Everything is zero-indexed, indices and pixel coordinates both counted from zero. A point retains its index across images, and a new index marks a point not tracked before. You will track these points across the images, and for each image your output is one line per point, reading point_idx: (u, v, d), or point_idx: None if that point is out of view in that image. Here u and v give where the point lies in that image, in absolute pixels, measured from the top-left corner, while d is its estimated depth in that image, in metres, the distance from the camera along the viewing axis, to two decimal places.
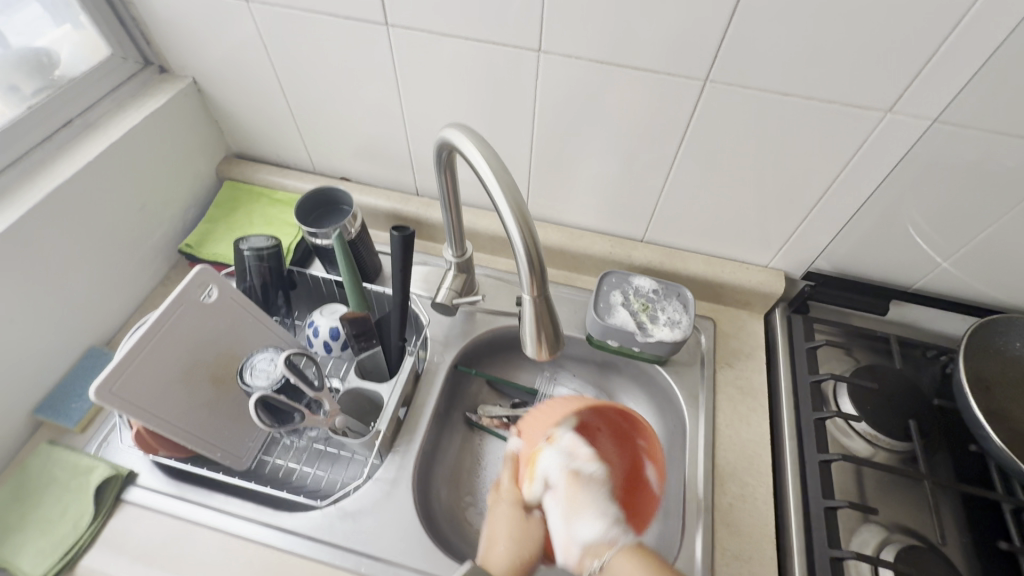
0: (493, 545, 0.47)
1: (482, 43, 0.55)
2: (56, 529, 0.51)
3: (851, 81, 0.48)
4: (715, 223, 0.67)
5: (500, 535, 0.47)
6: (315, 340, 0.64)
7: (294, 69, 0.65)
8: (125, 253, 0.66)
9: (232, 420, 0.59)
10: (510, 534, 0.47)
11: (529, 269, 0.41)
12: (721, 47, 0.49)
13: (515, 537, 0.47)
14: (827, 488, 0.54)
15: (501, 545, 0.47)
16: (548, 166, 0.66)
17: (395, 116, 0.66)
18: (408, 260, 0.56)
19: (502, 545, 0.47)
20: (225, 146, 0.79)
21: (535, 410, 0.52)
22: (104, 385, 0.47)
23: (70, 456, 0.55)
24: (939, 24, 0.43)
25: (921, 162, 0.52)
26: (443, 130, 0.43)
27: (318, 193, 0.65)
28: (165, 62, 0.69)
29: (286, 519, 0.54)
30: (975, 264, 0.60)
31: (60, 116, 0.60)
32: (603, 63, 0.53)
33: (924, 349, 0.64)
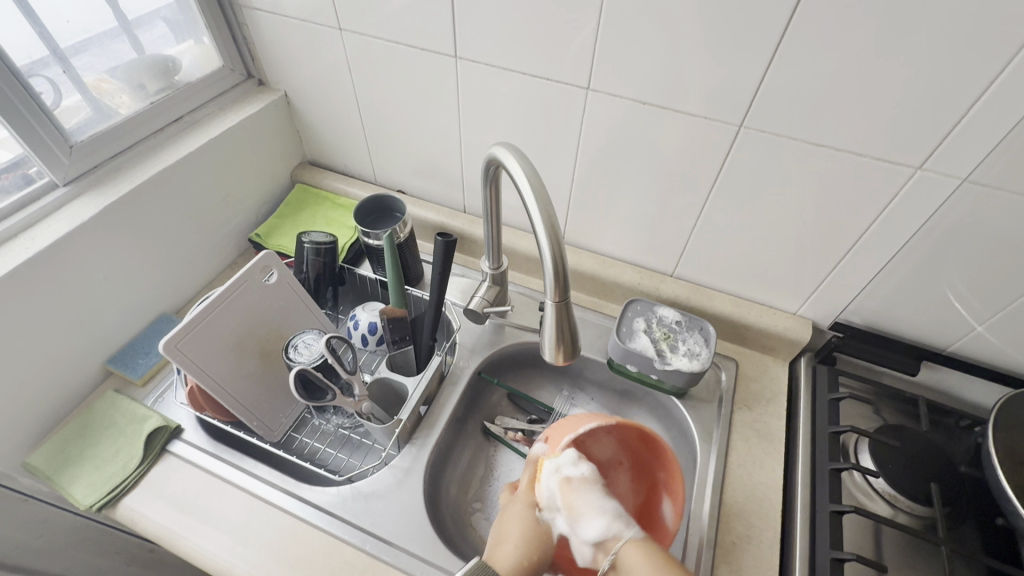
0: (504, 544, 0.47)
1: (538, 78, 0.61)
2: (109, 467, 0.57)
3: (882, 135, 0.50)
4: (745, 265, 0.69)
5: (511, 535, 0.48)
6: (355, 332, 0.70)
7: (371, 90, 0.73)
8: (204, 235, 0.75)
9: (271, 393, 0.65)
10: (522, 535, 0.48)
11: (554, 276, 0.44)
12: (755, 97, 0.53)
13: (526, 538, 0.47)
14: (836, 539, 0.53)
15: (512, 544, 0.47)
16: (588, 195, 0.71)
17: (453, 139, 0.73)
18: (448, 265, 0.61)
19: (513, 545, 0.47)
20: (302, 153, 0.89)
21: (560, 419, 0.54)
22: (172, 340, 0.54)
23: (130, 405, 0.62)
24: (967, 88, 0.45)
25: (954, 219, 0.53)
26: (492, 148, 0.49)
27: (375, 199, 0.72)
28: (264, 76, 0.80)
29: (305, 490, 0.58)
30: (1017, 335, 0.59)
31: (174, 113, 0.71)
32: (645, 104, 0.58)
33: (957, 418, 0.63)
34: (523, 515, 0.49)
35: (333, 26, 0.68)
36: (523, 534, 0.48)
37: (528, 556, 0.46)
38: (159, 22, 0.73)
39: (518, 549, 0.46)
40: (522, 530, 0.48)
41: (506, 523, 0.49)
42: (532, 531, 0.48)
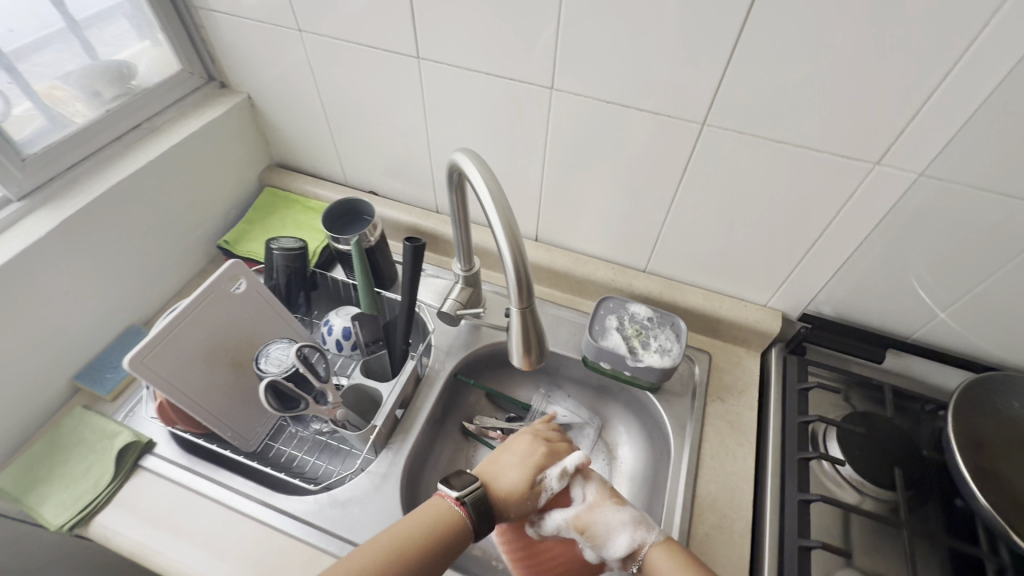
0: (493, 483, 0.51)
1: (503, 78, 0.61)
2: (80, 484, 0.56)
3: (842, 130, 0.51)
4: (715, 259, 0.69)
5: (499, 476, 0.52)
6: (329, 337, 0.69)
7: (335, 91, 0.72)
8: (170, 244, 0.73)
9: (244, 404, 0.64)
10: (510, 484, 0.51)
11: (517, 282, 0.44)
12: (717, 94, 0.53)
13: (516, 486, 0.51)
14: (804, 528, 0.54)
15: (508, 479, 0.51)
16: (558, 193, 0.70)
17: (421, 139, 0.72)
18: (417, 269, 0.61)
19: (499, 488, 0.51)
20: (269, 156, 0.87)
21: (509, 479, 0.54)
22: (138, 356, 0.53)
23: (99, 421, 0.61)
24: (921, 84, 0.45)
25: (913, 211, 0.54)
26: (453, 154, 0.48)
27: (343, 203, 0.71)
28: (226, 79, 0.78)
29: (281, 500, 0.58)
30: (977, 321, 0.60)
31: (131, 120, 0.69)
32: (609, 102, 0.58)
33: (923, 403, 0.64)
34: (520, 467, 0.52)
35: (292, 28, 0.66)
36: (516, 480, 0.51)
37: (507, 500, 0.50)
38: (121, 19, 0.71)
39: (507, 486, 0.51)
40: (515, 480, 0.51)
41: (505, 460, 0.53)
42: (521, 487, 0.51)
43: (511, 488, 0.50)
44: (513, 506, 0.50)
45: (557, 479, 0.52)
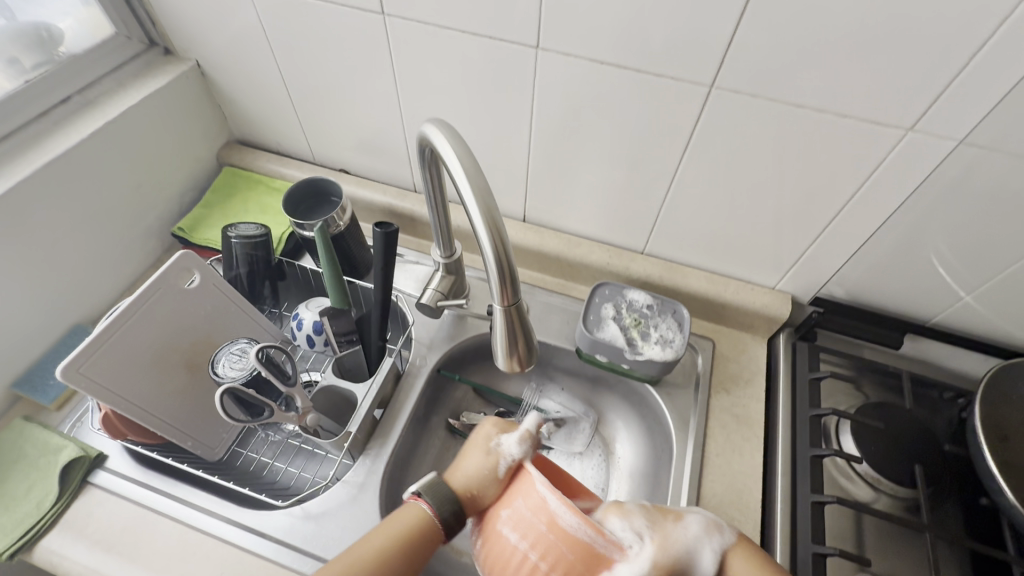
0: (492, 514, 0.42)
1: (482, 38, 0.53)
2: (19, 507, 0.51)
3: (872, 91, 0.44)
4: (720, 239, 0.63)
5: (501, 514, 0.40)
6: (299, 333, 0.61)
7: (293, 56, 0.63)
8: (116, 232, 0.66)
9: (205, 409, 0.58)
10: (524, 519, 0.39)
11: (499, 275, 0.38)
12: (729, 52, 0.46)
13: (477, 473, 0.45)
14: (818, 532, 0.50)
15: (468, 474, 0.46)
16: (547, 169, 0.64)
17: (393, 110, 0.65)
18: (391, 258, 0.54)
19: (507, 528, 0.39)
20: (228, 131, 0.79)
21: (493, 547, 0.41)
22: (71, 364, 0.46)
23: (41, 434, 0.55)
24: (969, 36, 0.39)
25: (946, 183, 0.48)
26: (423, 126, 0.41)
27: (307, 184, 0.64)
28: (170, 44, 0.69)
29: (248, 516, 0.53)
30: (1005, 303, 0.55)
31: (59, 92, 0.60)
32: (603, 64, 0.51)
33: (940, 390, 0.60)
34: (484, 453, 0.47)
35: None
36: (477, 464, 0.46)
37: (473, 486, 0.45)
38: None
39: (468, 473, 0.46)
40: (479, 466, 0.46)
41: (467, 452, 0.48)
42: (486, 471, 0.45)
43: (525, 527, 0.38)
44: (539, 550, 0.37)
45: (516, 444, 0.46)
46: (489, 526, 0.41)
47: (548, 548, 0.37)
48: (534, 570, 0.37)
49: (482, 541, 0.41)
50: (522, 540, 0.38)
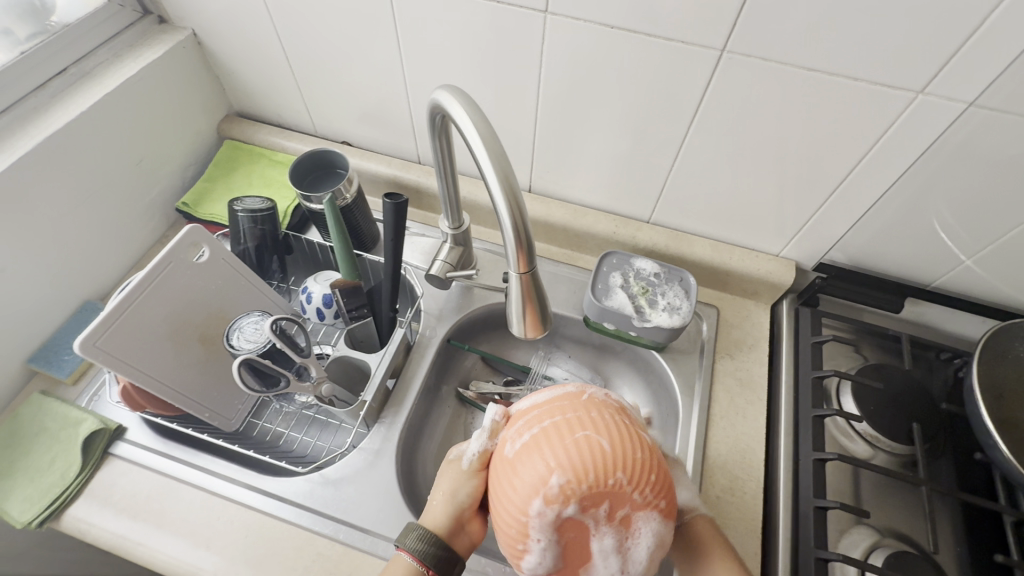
0: (497, 470, 0.37)
1: (488, 3, 0.52)
2: (44, 478, 0.52)
3: (884, 54, 0.44)
4: (726, 207, 0.64)
5: (505, 454, 0.37)
6: (308, 306, 0.62)
7: (293, 25, 0.62)
8: (121, 208, 0.66)
9: (221, 382, 0.59)
10: (522, 422, 0.37)
11: (516, 243, 0.39)
12: (741, 16, 0.45)
13: (450, 488, 0.44)
14: (820, 487, 0.51)
15: (443, 495, 0.44)
16: (554, 138, 0.63)
17: (396, 78, 0.64)
18: (400, 229, 0.54)
19: (516, 443, 0.36)
20: (227, 104, 0.78)
21: (522, 490, 0.34)
22: (89, 338, 0.46)
23: (59, 408, 0.56)
24: None
25: (953, 147, 0.48)
26: (435, 92, 0.41)
27: (312, 156, 0.64)
28: (164, 12, 0.67)
29: (269, 482, 0.54)
30: (1004, 266, 0.57)
31: (54, 64, 0.59)
32: (613, 28, 0.50)
33: (938, 351, 0.61)
34: (449, 467, 0.46)
35: None
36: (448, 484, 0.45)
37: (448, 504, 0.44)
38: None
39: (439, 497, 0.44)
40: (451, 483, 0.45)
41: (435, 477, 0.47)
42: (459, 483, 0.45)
43: (530, 420, 0.37)
44: (551, 409, 0.36)
45: (475, 441, 0.44)
46: (504, 474, 0.36)
47: (556, 405, 0.36)
48: (571, 422, 0.35)
49: (517, 491, 0.34)
50: (536, 422, 0.36)
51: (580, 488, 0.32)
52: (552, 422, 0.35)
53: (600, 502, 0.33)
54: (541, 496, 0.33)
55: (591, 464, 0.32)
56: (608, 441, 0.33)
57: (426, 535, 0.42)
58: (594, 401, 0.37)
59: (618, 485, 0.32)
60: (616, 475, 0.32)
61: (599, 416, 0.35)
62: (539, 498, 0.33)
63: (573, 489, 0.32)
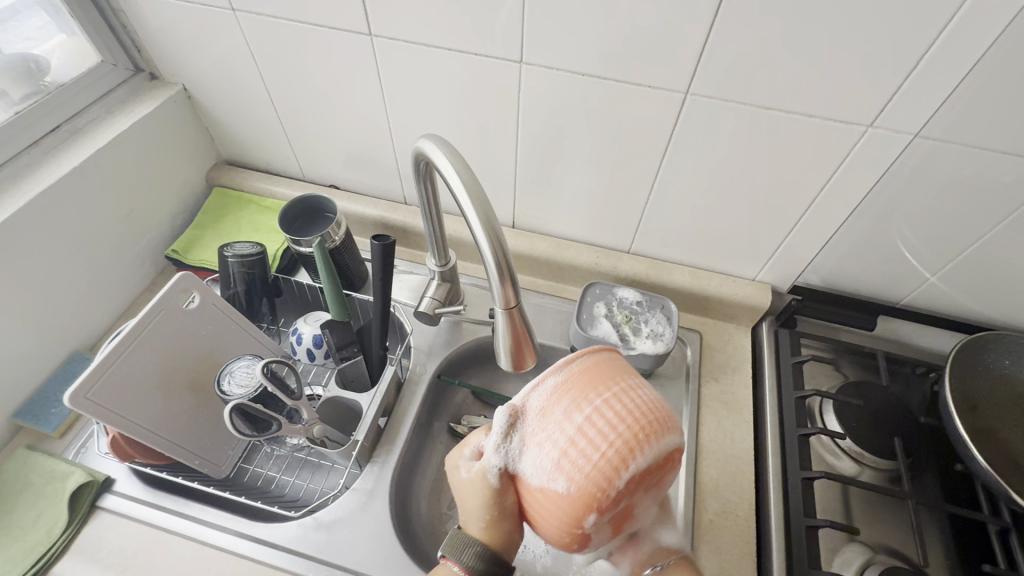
0: (522, 483, 0.37)
1: (466, 54, 0.55)
2: (29, 536, 0.51)
3: (832, 93, 0.48)
4: (700, 236, 0.66)
5: (536, 483, 0.35)
6: (299, 347, 0.63)
7: (281, 78, 0.65)
8: (110, 258, 0.66)
9: (211, 427, 0.59)
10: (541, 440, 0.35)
11: (500, 279, 0.40)
12: (699, 62, 0.49)
13: (481, 508, 0.40)
14: (809, 506, 0.52)
15: (469, 506, 0.41)
16: (535, 175, 0.66)
17: (381, 124, 0.66)
18: (389, 269, 0.56)
19: (554, 484, 0.34)
20: (216, 152, 0.80)
21: (556, 505, 0.34)
22: (79, 391, 0.46)
23: (46, 462, 0.55)
24: (915, 40, 0.43)
25: (905, 174, 0.52)
26: (419, 141, 0.43)
27: (301, 201, 0.66)
28: (156, 69, 0.70)
29: (261, 529, 0.53)
30: (967, 281, 0.60)
31: (48, 122, 0.61)
32: (583, 75, 0.54)
33: (913, 366, 0.64)
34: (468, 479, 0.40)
35: (225, 7, 0.59)
36: (476, 499, 0.39)
37: (491, 514, 0.39)
38: (32, 12, 0.62)
39: (477, 514, 0.40)
40: (482, 503, 0.39)
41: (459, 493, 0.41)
42: (486, 494, 0.39)
43: (552, 436, 0.34)
44: (578, 403, 0.34)
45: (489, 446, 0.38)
46: (536, 494, 0.36)
47: (575, 398, 0.34)
48: (597, 420, 0.33)
49: (565, 500, 0.34)
50: (552, 441, 0.34)
51: (625, 488, 0.33)
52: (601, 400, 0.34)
53: (618, 500, 0.33)
54: (594, 513, 0.33)
55: (615, 457, 0.32)
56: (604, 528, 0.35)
57: (481, 549, 0.40)
58: (599, 367, 0.36)
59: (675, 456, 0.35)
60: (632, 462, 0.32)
61: (617, 411, 0.33)
62: (591, 511, 0.33)
63: (635, 481, 0.33)
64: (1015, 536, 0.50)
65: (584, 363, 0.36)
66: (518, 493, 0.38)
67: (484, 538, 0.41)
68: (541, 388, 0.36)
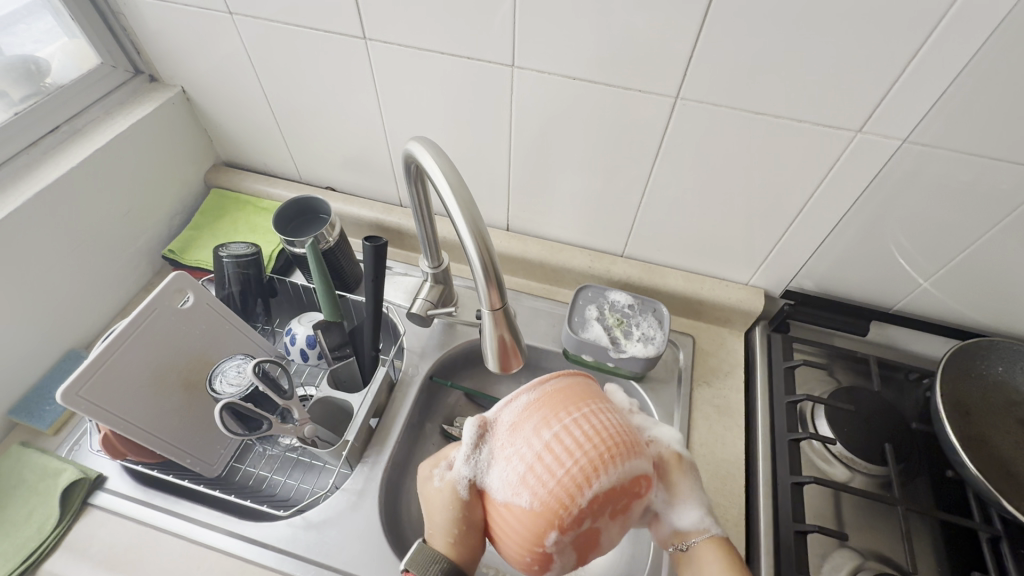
0: (489, 499, 0.39)
1: (459, 58, 0.56)
2: (20, 532, 0.51)
3: (821, 97, 0.48)
4: (693, 239, 0.67)
5: (500, 497, 0.37)
6: (292, 348, 0.62)
7: (278, 81, 0.66)
8: (107, 258, 0.67)
9: (203, 426, 0.59)
10: (512, 456, 0.37)
11: (486, 281, 0.41)
12: (689, 67, 0.50)
13: (450, 522, 0.42)
14: (798, 511, 0.52)
15: (437, 522, 0.43)
16: (528, 178, 0.67)
17: (376, 127, 0.67)
18: (381, 270, 0.56)
19: (518, 498, 0.36)
20: (214, 154, 0.81)
21: (522, 523, 0.36)
22: (71, 388, 0.47)
23: (39, 459, 0.55)
24: (902, 46, 0.43)
25: (894, 180, 0.52)
26: (408, 144, 0.44)
27: (296, 203, 0.66)
28: (155, 72, 0.71)
29: (250, 528, 0.54)
30: (960, 286, 0.60)
31: (47, 123, 0.62)
32: (575, 79, 0.54)
33: (906, 372, 0.63)
34: (440, 493, 0.42)
35: (222, 10, 0.59)
36: (446, 515, 0.42)
37: (455, 532, 0.42)
38: (34, 15, 0.64)
39: (443, 531, 0.42)
40: (451, 517, 0.42)
41: (429, 509, 0.43)
42: (456, 510, 0.41)
43: (521, 450, 0.37)
44: (547, 421, 0.36)
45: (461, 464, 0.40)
46: (501, 510, 0.38)
47: (546, 416, 0.37)
48: (564, 440, 0.35)
49: (528, 516, 0.36)
50: (522, 456, 0.36)
51: (586, 508, 0.34)
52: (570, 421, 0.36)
53: (582, 520, 0.34)
54: (556, 530, 0.34)
55: (581, 476, 0.34)
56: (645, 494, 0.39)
57: (447, 566, 0.41)
58: (570, 389, 0.38)
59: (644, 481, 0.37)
60: (596, 481, 0.34)
61: (585, 432, 0.35)
62: (552, 529, 0.35)
63: (600, 500, 0.35)
64: (1006, 544, 0.50)
65: (557, 384, 0.39)
66: (485, 510, 0.40)
67: (449, 553, 0.42)
68: (513, 407, 0.39)
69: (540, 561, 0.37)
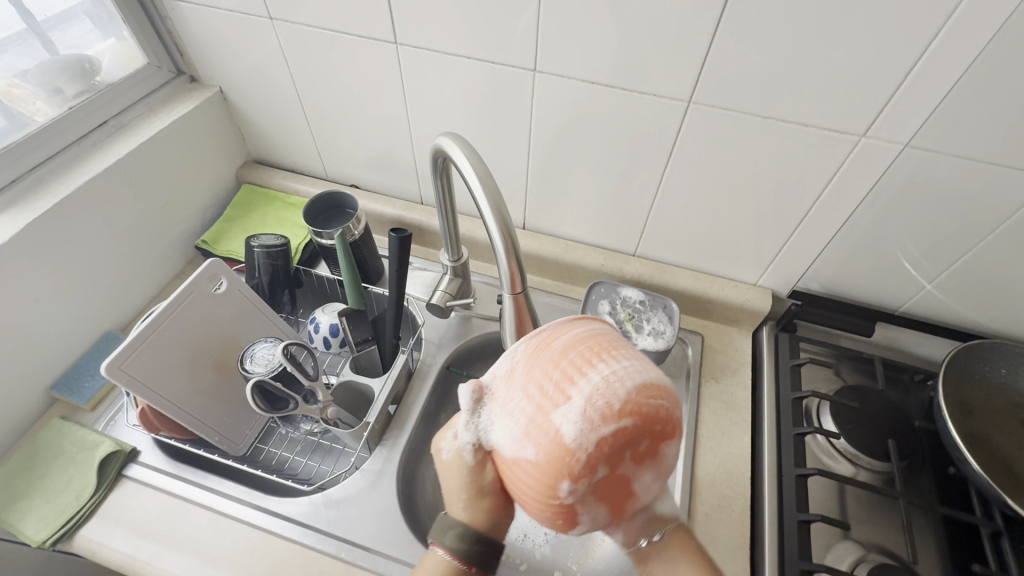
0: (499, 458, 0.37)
1: (484, 62, 0.59)
2: (59, 499, 0.54)
3: (828, 102, 0.51)
4: (703, 240, 0.69)
5: (508, 454, 0.34)
6: (316, 335, 0.67)
7: (311, 82, 0.69)
8: (145, 246, 0.71)
9: (231, 406, 0.62)
10: (515, 404, 0.34)
11: (509, 266, 0.43)
12: (701, 74, 0.53)
13: (463, 487, 0.42)
14: (801, 502, 0.54)
15: (459, 493, 0.42)
16: (545, 178, 0.69)
17: (402, 129, 0.71)
18: (405, 261, 0.59)
19: (523, 451, 0.33)
20: (246, 151, 0.85)
21: (531, 470, 0.33)
22: (115, 362, 0.50)
23: (78, 431, 0.59)
24: (904, 55, 0.46)
25: (899, 184, 0.54)
26: (438, 138, 0.47)
27: (325, 197, 0.70)
28: (196, 73, 0.75)
29: (274, 503, 0.56)
30: (964, 289, 0.61)
31: (97, 118, 0.66)
32: (593, 83, 0.57)
33: (912, 373, 0.65)
34: (448, 465, 0.42)
35: (263, 16, 0.63)
36: (459, 483, 0.42)
37: (474, 500, 0.42)
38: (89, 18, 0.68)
39: (461, 497, 0.42)
40: (464, 482, 0.41)
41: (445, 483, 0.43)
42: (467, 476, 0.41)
43: (521, 398, 0.33)
44: (538, 355, 0.34)
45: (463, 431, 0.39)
46: (510, 468, 0.34)
47: (539, 361, 0.34)
48: (565, 374, 0.32)
49: (536, 465, 0.32)
50: (522, 396, 0.33)
51: (596, 453, 0.30)
52: (553, 352, 0.33)
53: (597, 466, 0.30)
54: (564, 477, 0.31)
55: (594, 416, 0.30)
56: (613, 424, 0.30)
57: (463, 532, 0.42)
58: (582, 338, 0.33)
59: (675, 421, 0.32)
60: (609, 422, 0.30)
61: (579, 353, 0.32)
62: (562, 477, 0.31)
63: (606, 445, 0.30)
64: (1007, 539, 0.51)
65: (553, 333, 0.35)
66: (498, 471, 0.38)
67: (467, 520, 0.43)
68: (511, 363, 0.36)
69: (561, 519, 0.33)
